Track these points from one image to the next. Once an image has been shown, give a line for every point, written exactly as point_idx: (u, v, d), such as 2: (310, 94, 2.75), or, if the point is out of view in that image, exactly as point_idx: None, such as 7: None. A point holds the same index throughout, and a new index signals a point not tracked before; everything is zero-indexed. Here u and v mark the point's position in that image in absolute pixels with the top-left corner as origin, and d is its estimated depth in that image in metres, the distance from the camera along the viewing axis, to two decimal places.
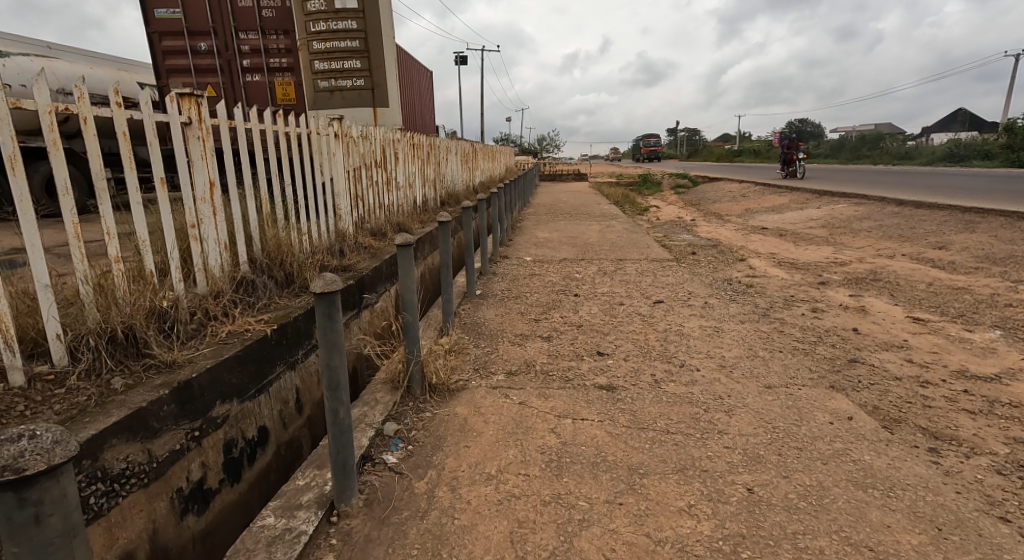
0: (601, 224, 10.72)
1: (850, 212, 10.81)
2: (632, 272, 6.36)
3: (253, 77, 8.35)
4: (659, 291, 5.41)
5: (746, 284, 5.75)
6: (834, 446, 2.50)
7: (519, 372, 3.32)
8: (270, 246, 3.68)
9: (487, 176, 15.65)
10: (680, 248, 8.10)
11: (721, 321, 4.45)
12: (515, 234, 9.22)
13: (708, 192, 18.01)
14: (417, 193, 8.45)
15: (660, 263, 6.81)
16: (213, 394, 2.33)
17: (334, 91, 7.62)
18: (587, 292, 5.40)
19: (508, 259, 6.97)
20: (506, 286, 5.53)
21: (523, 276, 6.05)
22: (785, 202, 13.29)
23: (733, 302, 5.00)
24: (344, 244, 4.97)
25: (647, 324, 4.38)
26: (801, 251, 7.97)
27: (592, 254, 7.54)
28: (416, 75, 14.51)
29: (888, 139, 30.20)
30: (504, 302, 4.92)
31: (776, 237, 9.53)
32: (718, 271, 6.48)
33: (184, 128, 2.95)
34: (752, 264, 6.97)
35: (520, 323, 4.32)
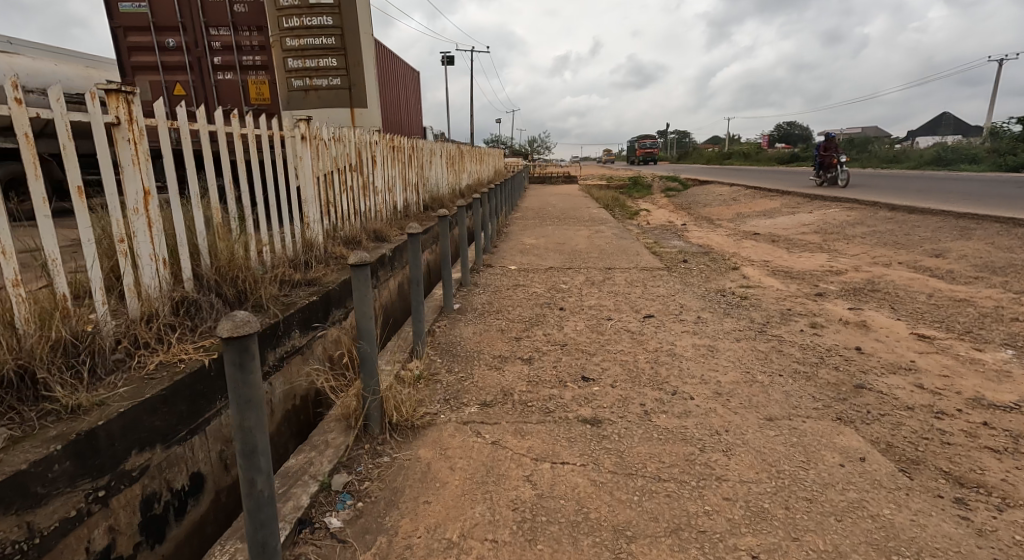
0: (590, 229, 10.41)
1: (843, 217, 10.58)
2: (620, 282, 6.05)
3: (224, 75, 8.06)
4: (649, 304, 5.10)
5: (740, 295, 5.46)
6: (848, 496, 2.20)
7: (495, 403, 2.99)
8: (220, 261, 3.33)
9: (474, 178, 15.37)
10: (671, 255, 7.81)
11: (714, 339, 4.15)
12: (501, 240, 8.90)
13: (699, 196, 17.80)
14: (397, 197, 8.10)
15: (650, 272, 6.50)
16: (125, 442, 1.99)
17: (309, 91, 7.28)
18: (573, 305, 5.08)
19: (491, 268, 6.64)
20: (487, 299, 5.20)
21: (506, 287, 5.72)
22: (777, 206, 13.07)
23: (727, 317, 4.71)
24: (311, 255, 4.63)
25: (636, 343, 4.07)
26: (794, 259, 7.71)
27: (579, 262, 7.22)
28: (401, 75, 14.23)
29: (878, 143, 30.17)
30: (484, 317, 4.59)
31: (768, 243, 9.28)
32: (710, 280, 6.20)
33: (111, 130, 2.59)
34: (746, 273, 6.69)
35: (500, 342, 3.99)
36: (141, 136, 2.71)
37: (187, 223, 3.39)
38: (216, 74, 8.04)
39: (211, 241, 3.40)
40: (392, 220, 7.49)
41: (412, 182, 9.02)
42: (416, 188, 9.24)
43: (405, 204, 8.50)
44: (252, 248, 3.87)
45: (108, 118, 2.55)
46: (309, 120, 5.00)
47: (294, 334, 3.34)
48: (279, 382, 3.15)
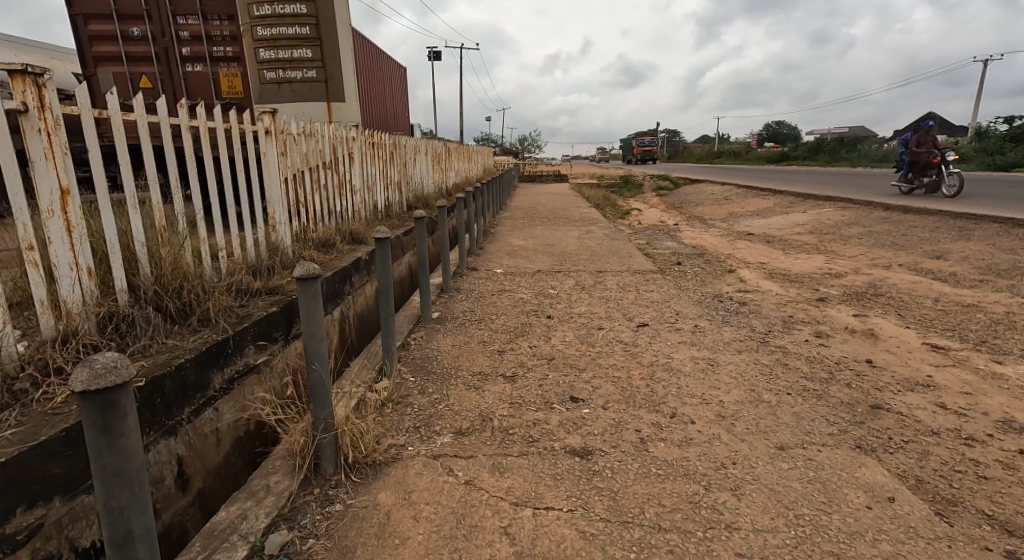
0: (581, 229, 10.06)
1: (837, 217, 10.28)
2: (611, 288, 5.70)
3: (193, 67, 7.91)
4: (643, 312, 4.77)
5: (738, 301, 5.15)
6: (878, 549, 1.88)
7: (471, 431, 2.65)
8: (164, 270, 3.00)
9: (463, 178, 15.05)
10: (664, 257, 7.49)
11: (713, 351, 3.84)
12: (488, 241, 8.54)
13: (691, 195, 17.54)
14: (378, 197, 7.75)
15: (643, 276, 6.16)
16: (11, 498, 1.65)
17: (283, 83, 7.01)
18: (562, 313, 4.73)
19: (476, 272, 6.29)
20: (470, 306, 4.85)
21: (490, 293, 5.37)
22: (770, 206, 12.79)
23: (725, 326, 4.39)
24: (276, 260, 4.31)
25: (629, 356, 3.74)
26: (791, 260, 7.41)
27: (568, 265, 6.87)
28: (388, 72, 13.93)
29: (869, 142, 30.03)
30: (465, 327, 4.24)
31: (763, 243, 8.99)
32: (706, 284, 5.89)
33: (18, 118, 2.23)
34: (742, 276, 6.38)
35: (481, 357, 3.65)
36: (56, 127, 2.35)
37: (123, 226, 3.01)
38: (184, 67, 7.90)
39: (153, 247, 3.06)
40: (371, 220, 7.15)
41: (394, 180, 8.66)
42: (399, 186, 8.88)
43: (387, 203, 8.15)
44: (205, 255, 3.52)
45: (12, 104, 2.20)
46: (275, 113, 4.67)
47: (247, 350, 3.01)
48: (228, 406, 2.82)
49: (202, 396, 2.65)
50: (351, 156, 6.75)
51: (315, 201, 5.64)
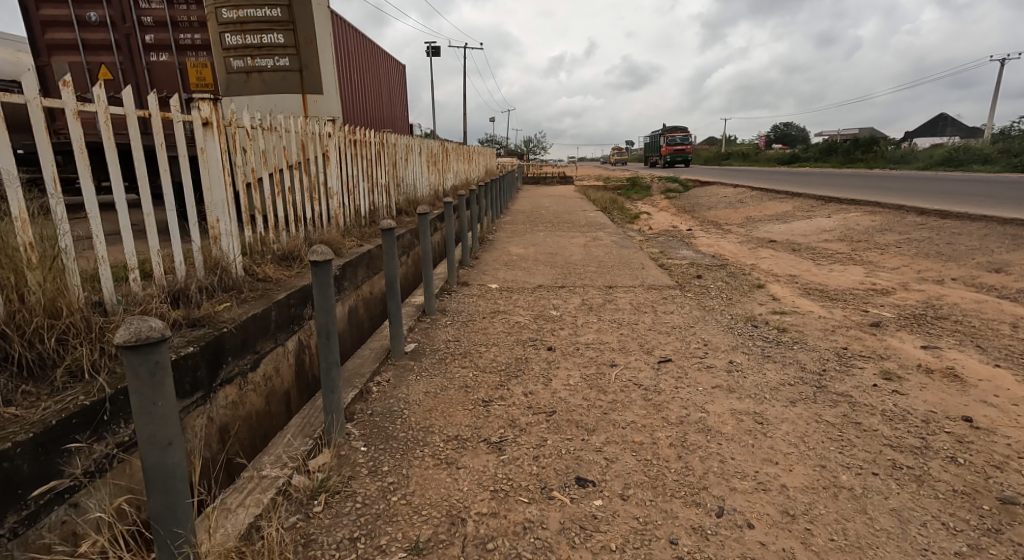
0: (587, 236, 9.20)
1: (866, 221, 9.36)
2: (622, 309, 4.84)
3: (157, 56, 7.32)
4: (664, 344, 3.94)
5: (775, 327, 4.30)
6: None
7: (433, 548, 1.88)
8: (25, 303, 2.22)
9: (462, 179, 14.30)
10: (681, 268, 6.66)
11: (756, 399, 3.02)
12: (484, 250, 7.72)
13: (703, 197, 16.67)
14: (359, 201, 6.95)
15: (659, 295, 5.30)
16: None
17: (251, 73, 6.30)
18: (566, 344, 3.91)
19: (468, 289, 5.48)
20: (455, 335, 4.02)
21: (482, 316, 4.55)
22: (789, 210, 11.88)
23: (764, 362, 3.56)
24: (212, 284, 3.54)
25: (651, 409, 2.93)
26: (824, 272, 6.55)
27: (573, 279, 6.02)
28: (387, 68, 13.22)
29: (885, 142, 28.91)
30: (446, 365, 3.43)
31: (788, 252, 8.12)
32: (734, 304, 5.06)
33: None
34: (773, 293, 5.54)
35: (462, 411, 2.83)
36: None
37: None
38: (148, 56, 7.32)
39: (14, 271, 2.28)
40: (351, 227, 6.37)
41: (381, 181, 7.86)
42: (386, 188, 8.09)
43: (371, 207, 7.36)
44: (104, 280, 2.78)
45: None
46: (217, 102, 3.88)
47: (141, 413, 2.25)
48: (99, 496, 2.02)
49: (47, 491, 1.85)
50: (326, 154, 5.95)
51: (276, 206, 4.85)
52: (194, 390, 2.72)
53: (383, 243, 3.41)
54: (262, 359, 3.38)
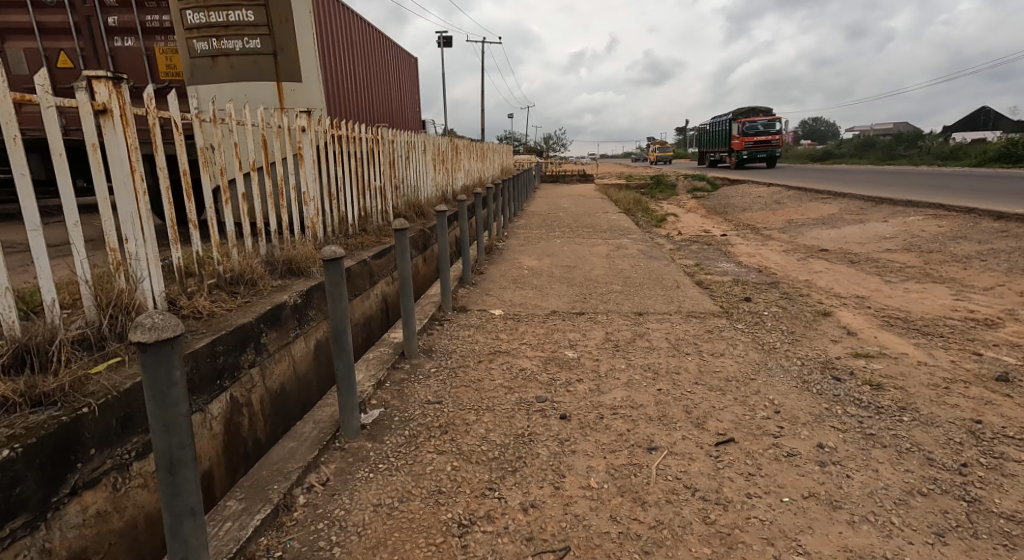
0: (609, 243, 8.17)
1: (932, 227, 8.18)
2: (658, 351, 3.82)
3: (123, 41, 6.52)
4: (720, 411, 2.90)
5: (866, 381, 3.23)
6: None
7: None
8: None
9: (476, 179, 13.44)
10: (723, 287, 5.63)
11: (875, 523, 1.99)
12: (492, 262, 6.77)
13: (735, 198, 15.51)
14: (345, 206, 6.05)
15: (703, 331, 4.24)
16: None
17: (218, 56, 5.40)
18: (584, 410, 2.92)
19: (465, 318, 4.51)
20: (438, 393, 3.05)
21: (476, 361, 3.56)
22: (836, 213, 10.68)
23: (868, 444, 2.51)
24: (105, 332, 2.64)
25: (716, 544, 1.91)
26: (898, 292, 5.45)
27: (594, 302, 5.03)
28: (397, 59, 12.32)
29: (927, 137, 27.23)
30: (415, 451, 2.47)
31: (844, 263, 7.03)
32: (798, 342, 4.02)
33: None
34: (844, 323, 4.48)
35: (424, 551, 1.87)
36: None
37: None
38: (111, 41, 6.52)
39: None
40: (331, 238, 5.48)
41: (375, 184, 6.94)
42: (381, 190, 7.18)
43: (361, 211, 6.46)
44: None
45: None
46: (120, 83, 2.89)
47: None
48: None
49: None
50: (300, 154, 5.04)
51: (222, 216, 3.96)
52: (10, 516, 1.81)
53: (326, 278, 2.41)
54: None
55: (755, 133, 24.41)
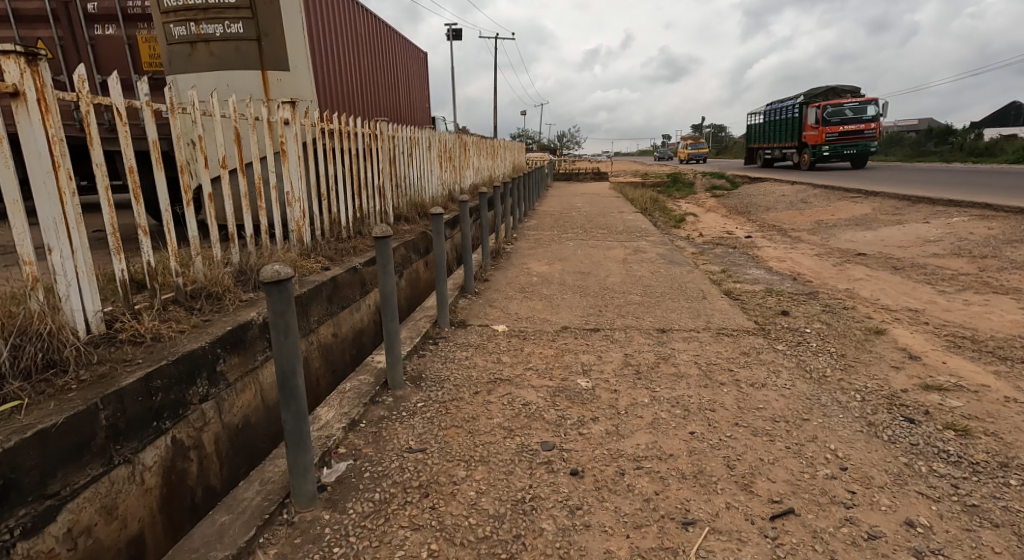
0: (626, 246, 7.61)
1: (980, 229, 7.52)
2: (687, 380, 3.25)
3: (103, 29, 6.07)
4: (770, 467, 2.32)
5: (947, 424, 2.65)
6: None
7: None
8: None
9: (486, 177, 12.95)
10: (754, 298, 5.06)
11: None
12: (498, 267, 6.26)
13: (757, 196, 14.85)
14: (338, 206, 5.56)
15: (737, 354, 3.67)
16: None
17: (197, 43, 4.92)
18: (602, 463, 2.37)
19: (463, 335, 3.99)
20: (422, 438, 2.53)
21: (472, 392, 3.03)
22: (869, 213, 10.01)
23: (971, 522, 1.96)
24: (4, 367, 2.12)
25: None
26: (957, 305, 4.85)
27: (611, 315, 4.48)
28: (405, 52, 11.80)
29: (956, 134, 26.21)
30: (385, 526, 1.93)
31: (887, 269, 6.41)
32: (851, 367, 3.44)
33: None
34: (900, 343, 3.90)
35: None
36: None
37: None
38: (91, 29, 6.07)
39: None
40: (320, 243, 4.98)
41: (373, 183, 6.44)
42: (380, 189, 6.67)
43: (356, 212, 5.96)
44: None
45: None
46: (36, 62, 2.36)
47: None
48: None
49: None
50: (283, 150, 4.54)
51: (185, 219, 3.43)
52: None
53: (270, 314, 1.88)
54: (70, 504, 1.97)
55: (838, 121, 18.30)
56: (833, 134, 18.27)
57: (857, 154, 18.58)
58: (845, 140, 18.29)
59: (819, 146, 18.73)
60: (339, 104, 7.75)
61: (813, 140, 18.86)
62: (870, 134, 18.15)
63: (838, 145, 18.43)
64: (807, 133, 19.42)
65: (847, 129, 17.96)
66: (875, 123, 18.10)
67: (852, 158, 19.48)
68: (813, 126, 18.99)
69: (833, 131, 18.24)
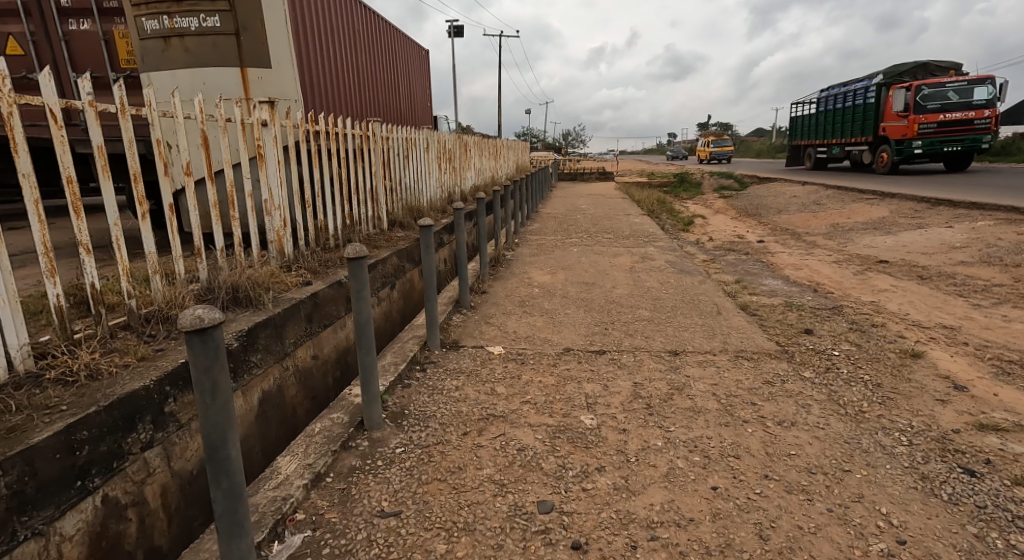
0: (633, 253, 7.22)
1: (1011, 234, 7.07)
2: (706, 416, 2.87)
3: (79, 24, 5.74)
4: (811, 539, 1.95)
5: (1015, 478, 2.27)
6: None
7: None
8: None
9: (489, 179, 12.56)
10: (773, 313, 4.68)
11: None
12: (497, 277, 5.90)
13: (767, 197, 14.43)
14: (325, 214, 5.20)
15: (759, 382, 3.28)
16: None
17: (171, 37, 4.59)
18: (610, 533, 2.00)
19: (455, 359, 3.62)
20: (397, 499, 2.16)
21: (460, 433, 2.66)
22: (887, 216, 9.58)
23: None
24: None
25: None
26: (997, 322, 4.43)
27: (617, 335, 4.09)
28: (406, 48, 11.41)
29: None
30: None
31: (913, 279, 6.00)
32: (890, 399, 3.06)
33: None
34: (941, 368, 3.50)
35: None
36: None
37: None
38: (65, 24, 5.74)
39: None
40: (303, 254, 4.62)
41: (365, 188, 6.07)
42: (373, 193, 6.31)
43: (346, 219, 5.59)
44: None
45: None
46: None
47: None
48: None
49: None
50: (260, 154, 4.17)
51: (142, 235, 3.05)
52: None
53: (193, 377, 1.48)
54: None
55: (940, 106, 13.33)
56: (931, 126, 13.48)
57: (962, 151, 13.69)
58: (948, 134, 13.50)
59: (911, 141, 13.89)
60: (330, 104, 7.41)
61: (901, 133, 14.06)
62: (982, 126, 13.35)
63: (938, 139, 13.59)
64: (887, 126, 14.70)
65: (949, 118, 13.25)
66: (987, 110, 13.38)
67: (948, 156, 14.75)
68: (901, 115, 13.90)
69: (928, 122, 13.49)
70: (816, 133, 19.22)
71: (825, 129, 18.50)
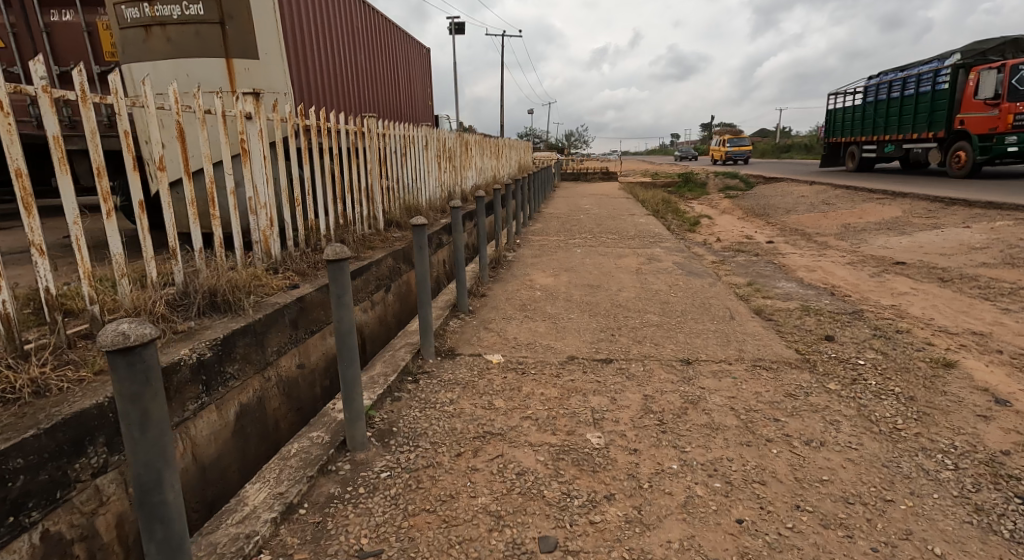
0: (639, 254, 6.95)
1: None
2: (724, 433, 2.61)
3: (61, 15, 5.52)
4: None
5: None
6: None
7: None
8: None
9: (490, 178, 12.28)
10: (789, 318, 4.41)
11: None
12: (497, 279, 5.65)
13: (774, 197, 14.14)
14: (315, 213, 4.95)
15: (780, 395, 3.02)
16: None
17: (153, 27, 4.37)
18: None
19: (450, 369, 3.36)
20: (379, 534, 1.91)
21: (453, 455, 2.41)
22: (901, 216, 9.28)
23: None
24: None
25: None
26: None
27: (624, 342, 3.83)
28: (406, 46, 11.16)
29: None
30: None
31: (935, 281, 5.71)
32: (927, 415, 2.78)
33: None
34: (978, 378, 3.23)
35: None
36: None
37: None
38: (46, 15, 5.52)
39: None
40: (291, 256, 4.37)
41: (360, 187, 5.82)
42: (368, 192, 6.05)
43: (339, 218, 5.35)
44: None
45: None
46: None
47: None
48: None
49: None
50: (243, 150, 3.93)
51: (106, 235, 2.77)
52: None
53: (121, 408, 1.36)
54: None
55: None
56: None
57: None
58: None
59: (1007, 133, 11.44)
60: (324, 99, 7.16)
61: (980, 129, 12.03)
62: None
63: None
64: (960, 122, 12.61)
65: None
66: None
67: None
68: (987, 103, 11.76)
69: None
70: (862, 128, 16.48)
71: (870, 124, 15.96)
